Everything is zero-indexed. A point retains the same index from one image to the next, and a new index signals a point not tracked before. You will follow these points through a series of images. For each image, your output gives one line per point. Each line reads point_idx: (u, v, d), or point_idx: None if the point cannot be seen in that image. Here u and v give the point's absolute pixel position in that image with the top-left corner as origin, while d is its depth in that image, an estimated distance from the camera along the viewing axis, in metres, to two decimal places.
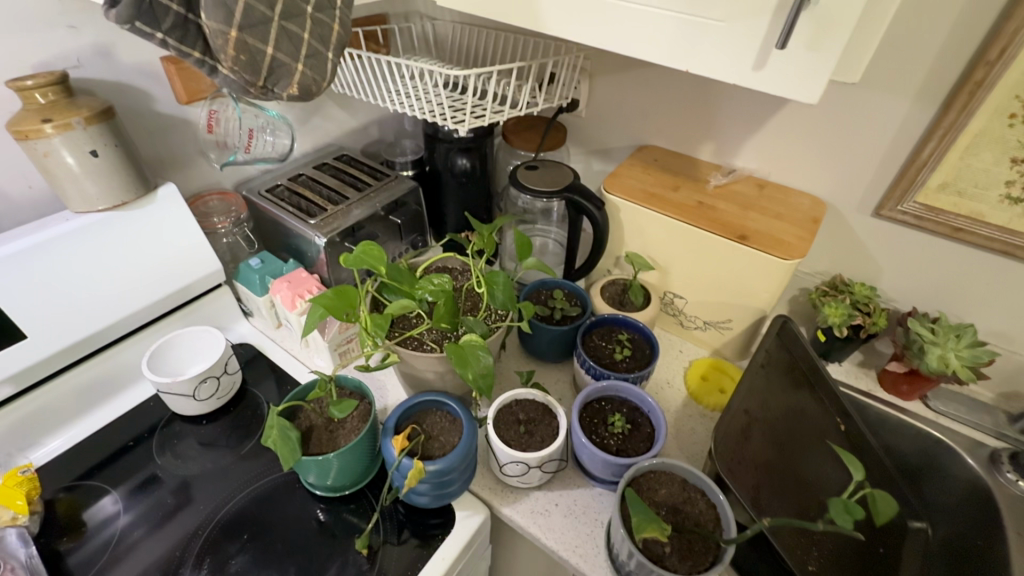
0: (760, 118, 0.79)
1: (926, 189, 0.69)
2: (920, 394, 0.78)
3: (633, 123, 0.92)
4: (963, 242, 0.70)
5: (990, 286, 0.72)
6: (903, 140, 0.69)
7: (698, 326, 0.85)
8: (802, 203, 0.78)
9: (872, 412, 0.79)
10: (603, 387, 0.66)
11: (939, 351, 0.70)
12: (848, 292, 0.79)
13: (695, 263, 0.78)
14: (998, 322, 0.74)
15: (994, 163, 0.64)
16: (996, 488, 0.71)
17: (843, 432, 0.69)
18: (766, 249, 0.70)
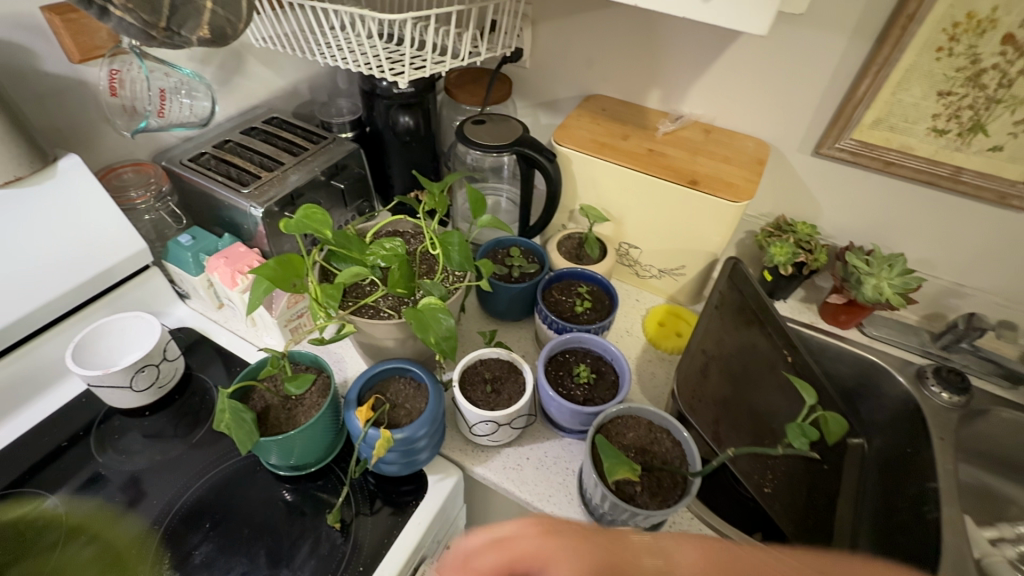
0: (704, 61, 0.78)
1: (861, 126, 0.72)
2: (856, 323, 0.83)
3: (579, 73, 0.89)
4: (894, 176, 0.74)
5: (917, 216, 0.77)
6: (840, 78, 0.71)
7: (654, 274, 0.86)
8: (746, 145, 0.80)
9: (815, 342, 0.84)
10: (566, 340, 0.67)
11: (874, 281, 0.75)
12: (791, 231, 0.82)
13: (648, 212, 0.79)
14: (922, 250, 0.79)
15: (922, 97, 0.67)
16: (922, 400, 0.76)
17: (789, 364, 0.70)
18: (717, 192, 0.71)
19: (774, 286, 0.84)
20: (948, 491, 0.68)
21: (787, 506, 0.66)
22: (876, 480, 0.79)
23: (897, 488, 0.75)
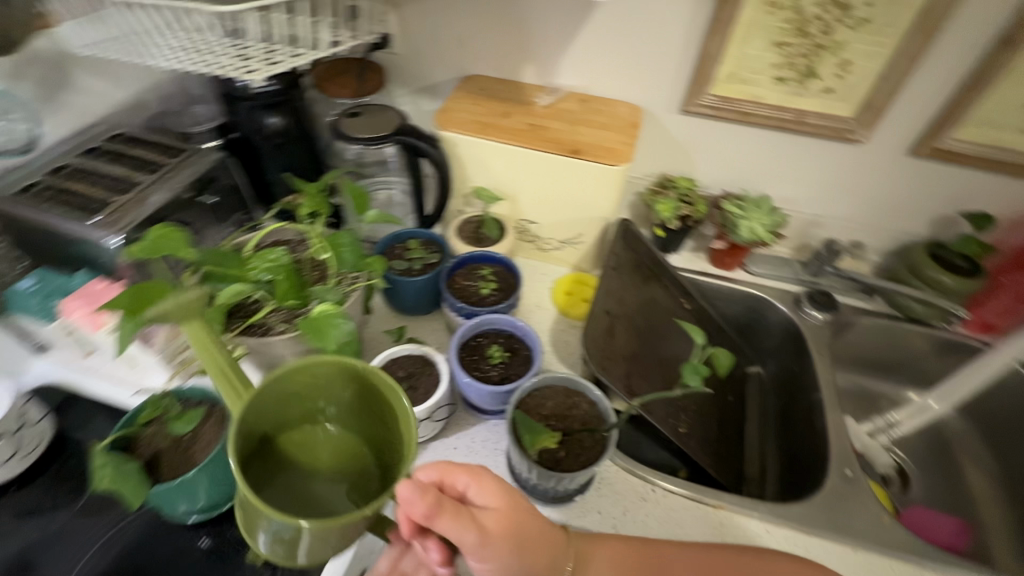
0: (569, 32, 0.80)
1: (716, 82, 0.78)
2: (740, 263, 0.91)
3: (453, 54, 0.88)
4: (752, 125, 0.81)
5: (776, 159, 0.84)
6: (692, 39, 0.76)
7: (555, 246, 0.88)
8: (620, 110, 0.83)
9: (708, 287, 0.90)
10: (476, 324, 0.66)
11: (748, 223, 0.83)
12: (673, 187, 0.87)
13: (539, 186, 0.80)
14: (785, 189, 0.88)
15: (763, 50, 0.73)
16: (802, 322, 0.86)
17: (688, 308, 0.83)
18: (598, 158, 0.74)
19: (666, 240, 0.90)
20: (829, 398, 0.77)
21: (702, 440, 0.72)
22: (775, 400, 0.88)
23: (791, 404, 0.84)
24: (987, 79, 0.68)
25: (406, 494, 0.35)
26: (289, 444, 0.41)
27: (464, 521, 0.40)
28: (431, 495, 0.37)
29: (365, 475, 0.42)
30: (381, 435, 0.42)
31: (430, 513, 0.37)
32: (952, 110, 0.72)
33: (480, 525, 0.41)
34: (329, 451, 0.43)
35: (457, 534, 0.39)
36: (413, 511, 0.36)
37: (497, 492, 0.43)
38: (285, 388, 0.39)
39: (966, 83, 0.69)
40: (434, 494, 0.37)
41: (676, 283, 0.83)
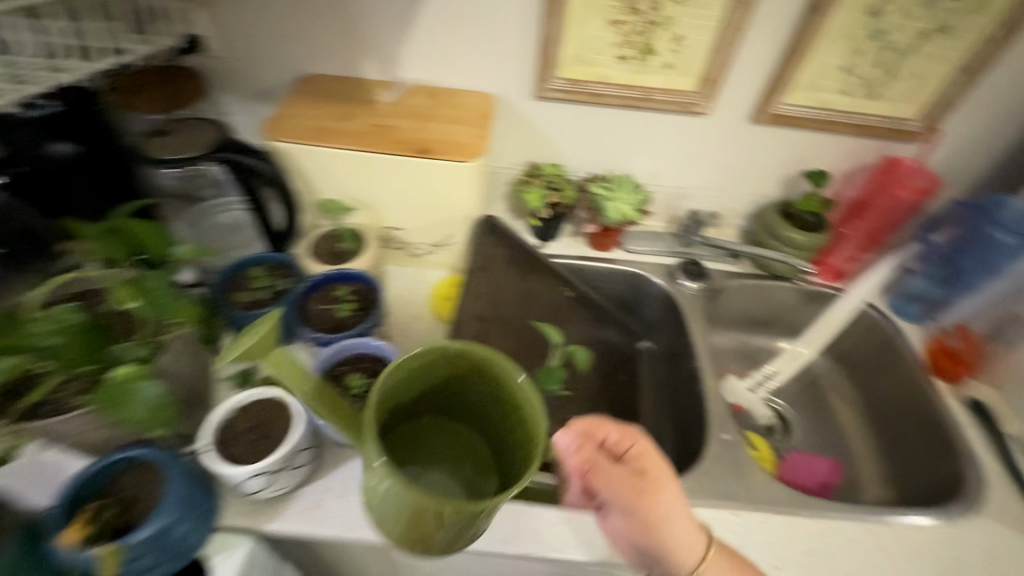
0: (405, 22, 0.75)
1: (562, 64, 0.76)
2: (616, 243, 0.92)
3: (283, 54, 0.79)
4: (604, 105, 0.80)
5: (634, 137, 0.85)
6: (530, 22, 0.73)
7: (428, 251, 0.83)
8: (472, 101, 0.79)
9: (590, 271, 0.91)
10: (333, 352, 0.61)
11: (615, 204, 0.82)
12: (540, 175, 0.86)
13: (395, 191, 0.74)
14: (649, 166, 0.89)
15: (600, 29, 0.72)
16: (678, 295, 0.88)
17: (572, 296, 0.83)
18: (448, 156, 0.70)
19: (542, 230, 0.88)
20: (708, 366, 0.79)
21: None
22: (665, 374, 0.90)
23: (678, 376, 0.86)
24: (803, 45, 0.71)
25: (563, 443, 0.54)
26: (425, 432, 0.50)
27: (622, 474, 0.52)
28: (581, 452, 0.54)
29: (483, 465, 0.48)
30: (502, 448, 0.47)
31: (584, 465, 0.53)
32: (779, 77, 0.74)
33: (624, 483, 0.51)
34: (463, 439, 0.50)
35: (606, 489, 0.52)
36: (571, 460, 0.54)
37: (651, 457, 0.54)
38: (438, 376, 0.45)
39: (787, 50, 0.72)
40: (587, 450, 0.54)
41: (553, 273, 0.83)
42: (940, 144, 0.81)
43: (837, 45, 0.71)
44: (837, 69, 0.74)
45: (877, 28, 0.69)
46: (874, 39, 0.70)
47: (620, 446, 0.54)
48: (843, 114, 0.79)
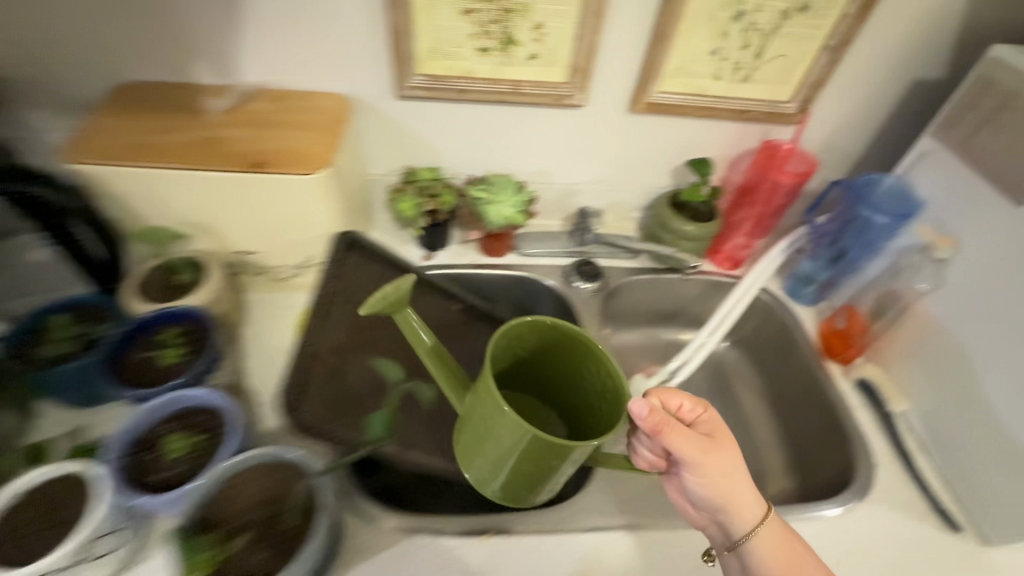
0: (230, 17, 0.65)
1: (419, 59, 0.69)
2: (507, 247, 0.87)
3: (90, 60, 0.68)
4: (472, 102, 0.74)
5: (512, 134, 0.79)
6: (375, 14, 0.66)
7: (292, 273, 0.74)
8: (324, 105, 0.71)
9: (481, 280, 0.85)
10: (146, 411, 0.51)
11: (496, 207, 0.78)
12: (415, 180, 0.79)
13: (236, 211, 0.65)
14: (533, 163, 0.84)
15: (453, 19, 0.66)
16: (574, 297, 0.83)
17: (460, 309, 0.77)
18: (286, 169, 0.61)
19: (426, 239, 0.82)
20: None
21: None
22: None
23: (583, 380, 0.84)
24: (668, 30, 0.67)
25: (638, 416, 0.48)
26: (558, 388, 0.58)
27: (691, 434, 0.51)
28: (654, 416, 0.49)
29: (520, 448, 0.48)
30: (595, 414, 0.54)
31: (655, 429, 0.49)
32: (650, 64, 0.71)
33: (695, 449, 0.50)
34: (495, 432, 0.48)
35: (677, 449, 0.50)
36: (641, 424, 0.48)
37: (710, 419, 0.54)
38: (541, 344, 0.54)
39: (654, 35, 0.68)
40: (658, 417, 0.49)
41: (431, 285, 0.79)
42: (816, 125, 0.81)
43: (702, 28, 0.68)
44: (707, 53, 0.71)
45: (740, 9, 0.67)
46: (738, 21, 0.68)
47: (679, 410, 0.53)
48: (719, 100, 0.76)
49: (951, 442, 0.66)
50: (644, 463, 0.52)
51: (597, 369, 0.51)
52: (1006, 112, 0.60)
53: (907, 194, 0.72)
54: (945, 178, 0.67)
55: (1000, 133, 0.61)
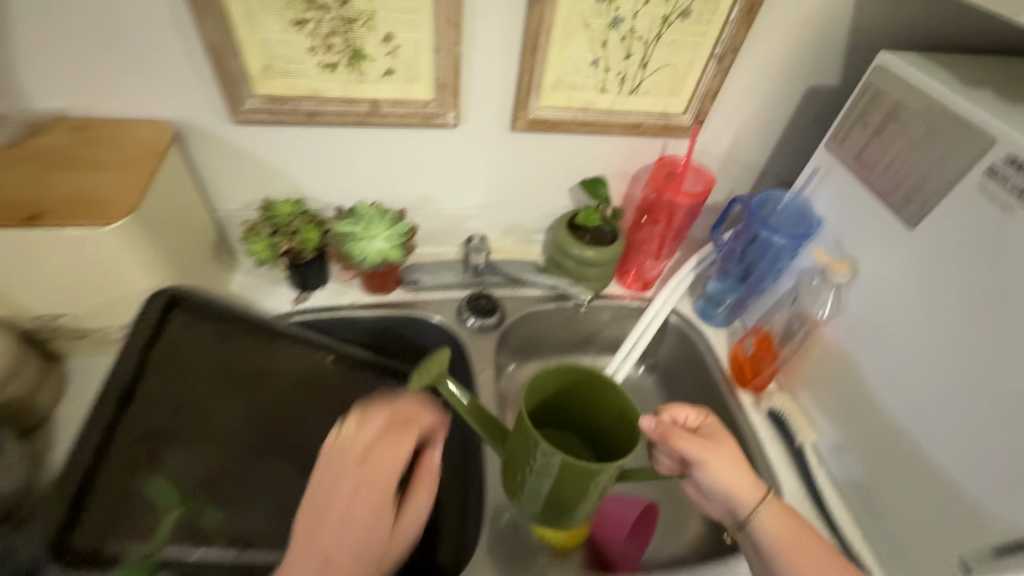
0: None
1: (252, 79, 0.59)
2: (394, 282, 0.78)
3: None
4: (326, 125, 0.65)
5: (383, 159, 0.71)
6: (186, 27, 0.54)
7: (120, 335, 0.62)
8: (140, 135, 0.59)
9: (364, 320, 0.76)
10: None
11: (365, 244, 0.69)
12: (272, 215, 0.68)
13: (21, 273, 0.53)
14: (414, 188, 0.75)
15: (284, 31, 0.55)
16: (468, 335, 0.76)
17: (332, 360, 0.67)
18: (73, 221, 0.50)
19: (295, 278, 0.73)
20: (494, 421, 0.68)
21: None
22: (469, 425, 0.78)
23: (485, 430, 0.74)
24: (538, 40, 0.60)
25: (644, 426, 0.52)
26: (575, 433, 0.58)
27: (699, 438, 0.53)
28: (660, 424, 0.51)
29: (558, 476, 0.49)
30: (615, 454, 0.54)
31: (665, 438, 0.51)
32: (524, 79, 0.63)
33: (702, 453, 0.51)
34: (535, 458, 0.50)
35: (691, 454, 0.51)
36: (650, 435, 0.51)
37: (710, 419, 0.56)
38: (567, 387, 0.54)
39: (524, 46, 0.60)
40: (662, 425, 0.52)
41: (297, 341, 0.66)
42: (715, 136, 0.75)
43: (577, 38, 0.61)
44: (587, 65, 0.64)
45: (615, 16, 0.60)
46: (615, 29, 0.61)
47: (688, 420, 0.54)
48: (607, 114, 0.69)
49: (857, 474, 0.63)
50: (664, 469, 0.53)
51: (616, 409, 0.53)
52: (892, 126, 0.56)
53: (805, 212, 0.67)
54: (838, 195, 0.63)
55: (887, 149, 0.56)
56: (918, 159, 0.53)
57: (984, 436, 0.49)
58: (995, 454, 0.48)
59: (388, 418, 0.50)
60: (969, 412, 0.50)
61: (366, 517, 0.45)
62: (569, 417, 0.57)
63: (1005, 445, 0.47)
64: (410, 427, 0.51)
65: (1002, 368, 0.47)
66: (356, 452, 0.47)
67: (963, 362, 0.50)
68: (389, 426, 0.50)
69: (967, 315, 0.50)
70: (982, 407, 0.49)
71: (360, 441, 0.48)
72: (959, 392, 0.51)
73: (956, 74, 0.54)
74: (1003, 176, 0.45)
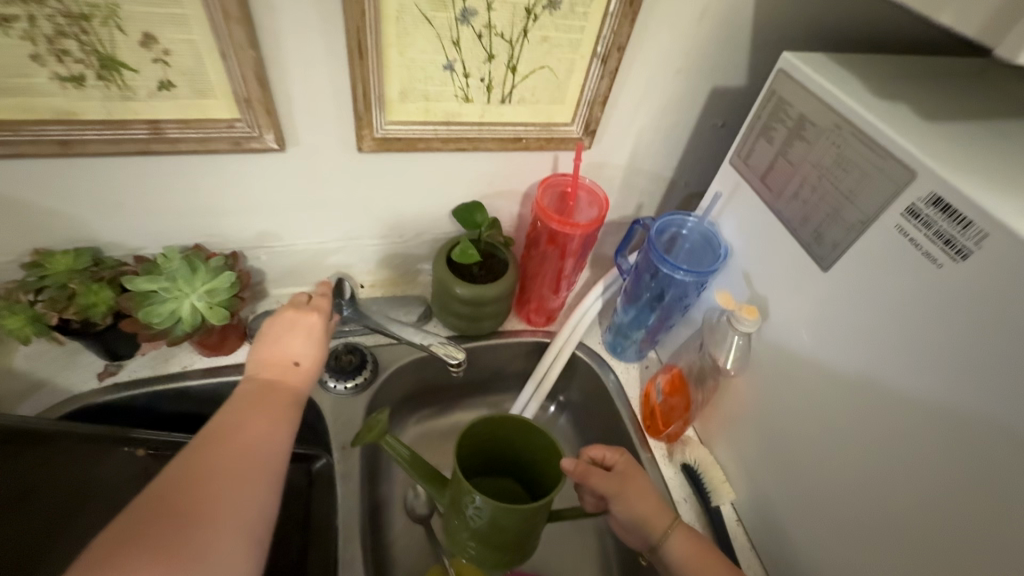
0: None
1: None
2: (229, 343, 0.62)
3: None
4: (96, 156, 0.48)
5: (195, 193, 0.55)
6: None
7: None
8: None
9: (197, 391, 0.62)
10: None
11: (166, 301, 0.53)
12: (38, 272, 0.52)
13: None
14: (246, 225, 0.61)
15: None
16: (330, 400, 0.63)
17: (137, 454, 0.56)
18: None
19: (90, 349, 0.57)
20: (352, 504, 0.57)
21: None
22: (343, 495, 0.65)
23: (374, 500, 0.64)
24: (366, 40, 0.46)
25: (568, 470, 0.50)
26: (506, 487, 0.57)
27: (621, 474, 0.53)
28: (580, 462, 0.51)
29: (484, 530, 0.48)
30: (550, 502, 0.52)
31: (587, 474, 0.51)
32: (357, 90, 0.49)
33: (620, 487, 0.51)
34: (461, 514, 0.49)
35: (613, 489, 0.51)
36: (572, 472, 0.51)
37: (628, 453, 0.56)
38: (496, 439, 0.53)
39: (347, 47, 0.46)
40: (584, 464, 0.51)
41: (90, 439, 0.54)
42: (610, 149, 0.65)
43: (419, 36, 0.48)
44: (439, 70, 0.51)
45: (464, 7, 0.47)
46: (467, 23, 0.48)
47: (603, 458, 0.54)
48: (476, 128, 0.57)
49: (783, 544, 0.54)
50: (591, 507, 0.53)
51: (544, 448, 0.51)
52: (799, 144, 0.47)
53: (710, 239, 0.59)
54: (745, 221, 0.54)
55: (795, 170, 0.47)
56: (829, 186, 0.44)
57: (928, 490, 0.39)
58: (945, 513, 0.38)
59: (305, 332, 0.55)
60: (902, 458, 0.40)
61: (289, 410, 0.49)
62: (508, 456, 0.56)
63: (957, 498, 0.37)
64: (319, 341, 0.55)
65: (913, 438, 0.39)
66: (286, 360, 0.53)
67: (874, 412, 0.42)
68: (316, 339, 0.55)
69: (893, 348, 0.40)
70: (910, 454, 0.40)
71: (289, 350, 0.54)
72: (893, 434, 0.41)
73: (868, 80, 0.45)
74: (926, 219, 0.37)
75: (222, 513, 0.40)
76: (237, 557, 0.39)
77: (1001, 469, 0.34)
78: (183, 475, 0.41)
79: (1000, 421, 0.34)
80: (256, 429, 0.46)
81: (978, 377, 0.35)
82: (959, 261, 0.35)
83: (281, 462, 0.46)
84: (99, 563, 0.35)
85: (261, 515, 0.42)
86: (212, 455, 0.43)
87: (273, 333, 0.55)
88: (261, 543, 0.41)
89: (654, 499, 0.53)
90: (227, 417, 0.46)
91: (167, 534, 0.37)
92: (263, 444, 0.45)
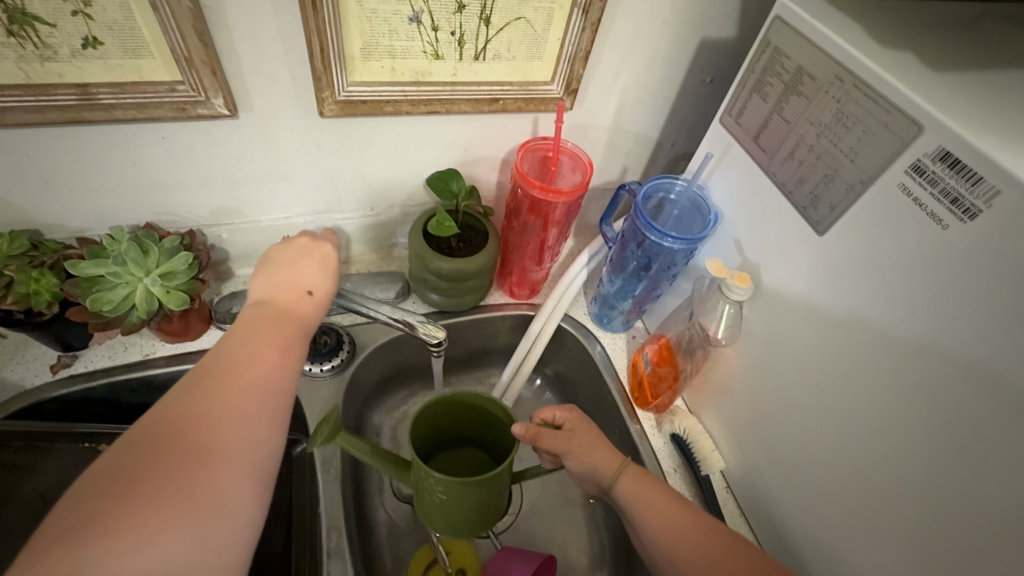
0: None
1: None
2: (194, 330, 0.58)
3: None
4: (19, 126, 0.43)
5: (141, 167, 0.50)
6: None
7: None
8: None
9: (163, 380, 0.58)
10: None
11: (115, 290, 0.49)
12: None
13: None
14: (203, 200, 0.56)
15: None
16: (306, 383, 0.60)
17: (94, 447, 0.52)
18: None
19: (36, 338, 0.53)
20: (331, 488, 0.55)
21: None
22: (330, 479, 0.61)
23: (358, 484, 0.62)
24: None
25: (518, 435, 0.47)
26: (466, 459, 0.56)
27: (575, 434, 0.50)
28: (530, 428, 0.48)
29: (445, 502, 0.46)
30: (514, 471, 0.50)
31: (540, 438, 0.48)
32: (314, 46, 0.44)
33: (572, 446, 0.49)
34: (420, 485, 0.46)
35: (568, 452, 0.49)
36: (524, 439, 0.48)
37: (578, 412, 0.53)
38: (450, 413, 0.52)
39: None
40: (534, 428, 0.48)
41: (45, 437, 0.52)
42: (594, 109, 0.61)
43: None
44: (405, 23, 0.46)
45: None
46: None
47: (554, 418, 0.51)
48: (449, 89, 0.52)
49: (776, 511, 0.54)
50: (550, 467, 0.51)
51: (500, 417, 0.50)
52: (795, 101, 0.44)
53: (699, 205, 0.56)
54: (737, 184, 0.51)
55: (790, 129, 0.44)
56: (828, 145, 0.41)
57: (928, 434, 0.37)
58: (945, 454, 0.36)
59: (320, 260, 0.49)
60: (894, 417, 0.39)
61: (300, 343, 0.44)
62: (467, 428, 0.54)
63: (949, 462, 0.36)
64: (334, 271, 0.50)
65: (904, 399, 0.38)
66: (299, 287, 0.47)
67: (863, 373, 0.41)
68: (331, 270, 0.50)
69: (888, 303, 0.39)
70: (904, 412, 0.38)
71: (304, 278, 0.48)
72: (885, 397, 0.40)
73: (871, 28, 0.41)
74: (932, 176, 0.35)
75: (234, 453, 0.35)
76: (249, 500, 0.35)
77: (1001, 408, 0.32)
78: (186, 406, 0.36)
79: (996, 382, 0.33)
80: (267, 359, 0.40)
81: (980, 342, 0.33)
82: (967, 222, 0.33)
83: (293, 397, 0.41)
84: (98, 505, 0.31)
85: (269, 453, 0.37)
86: (218, 385, 0.37)
87: (285, 259, 0.48)
88: (272, 482, 0.38)
89: (613, 455, 0.51)
90: (229, 346, 0.40)
91: (171, 472, 0.33)
92: (276, 376, 0.40)
